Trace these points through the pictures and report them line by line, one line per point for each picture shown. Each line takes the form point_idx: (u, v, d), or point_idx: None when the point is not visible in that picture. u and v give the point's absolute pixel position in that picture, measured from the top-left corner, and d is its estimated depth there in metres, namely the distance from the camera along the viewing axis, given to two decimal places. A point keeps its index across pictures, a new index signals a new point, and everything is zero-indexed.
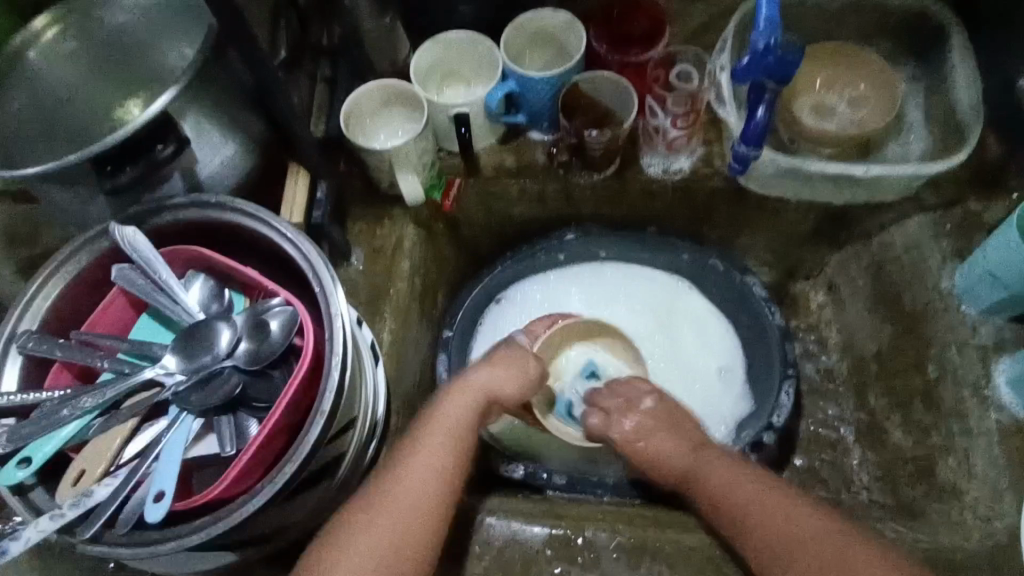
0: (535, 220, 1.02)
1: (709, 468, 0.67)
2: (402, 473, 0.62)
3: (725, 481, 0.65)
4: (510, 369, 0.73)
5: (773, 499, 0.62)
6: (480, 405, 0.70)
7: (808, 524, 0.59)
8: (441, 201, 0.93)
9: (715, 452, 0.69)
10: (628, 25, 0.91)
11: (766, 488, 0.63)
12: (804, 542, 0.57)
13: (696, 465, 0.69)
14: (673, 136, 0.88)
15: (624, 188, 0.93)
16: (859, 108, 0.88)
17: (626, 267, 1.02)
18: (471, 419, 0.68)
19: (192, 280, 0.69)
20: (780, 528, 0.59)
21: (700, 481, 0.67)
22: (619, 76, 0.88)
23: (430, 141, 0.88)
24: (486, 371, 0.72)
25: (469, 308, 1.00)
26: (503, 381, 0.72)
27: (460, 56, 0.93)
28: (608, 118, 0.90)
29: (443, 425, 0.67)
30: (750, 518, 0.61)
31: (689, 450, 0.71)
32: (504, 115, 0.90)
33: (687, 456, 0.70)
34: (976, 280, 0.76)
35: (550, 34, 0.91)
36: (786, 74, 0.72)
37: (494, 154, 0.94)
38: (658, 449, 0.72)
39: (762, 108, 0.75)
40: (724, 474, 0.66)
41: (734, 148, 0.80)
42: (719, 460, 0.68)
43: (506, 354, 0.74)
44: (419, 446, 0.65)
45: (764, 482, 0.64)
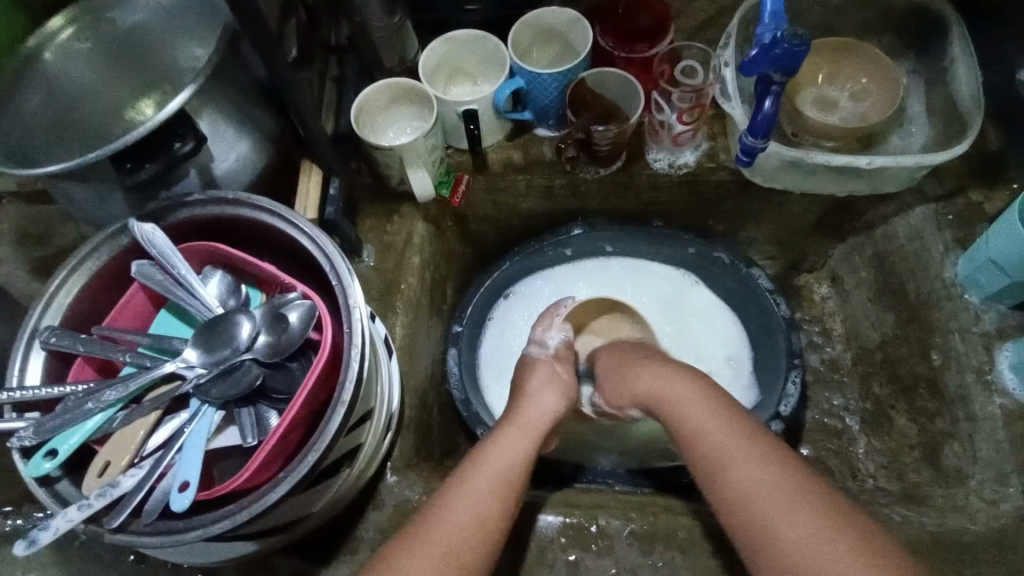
0: (542, 216, 1.04)
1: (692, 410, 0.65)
2: (467, 488, 0.64)
3: (707, 425, 0.63)
4: (552, 386, 0.78)
5: (761, 459, 0.59)
6: (539, 434, 0.72)
7: (779, 481, 0.56)
8: (450, 198, 0.95)
9: (706, 394, 0.66)
10: (632, 21, 0.92)
11: (747, 437, 0.61)
12: (781, 497, 0.55)
13: (673, 400, 0.67)
14: (678, 130, 0.90)
15: (631, 181, 0.95)
16: (860, 101, 0.90)
17: (630, 261, 1.04)
18: (520, 451, 0.69)
19: (210, 275, 0.70)
20: (755, 475, 0.57)
21: (673, 407, 0.67)
22: (624, 71, 0.89)
23: (439, 138, 0.89)
24: (536, 393, 0.76)
25: (478, 303, 1.01)
26: (552, 402, 0.75)
27: (467, 53, 0.94)
28: (615, 113, 0.91)
29: (505, 449, 0.68)
30: (722, 462, 0.60)
31: (668, 379, 0.69)
32: (511, 112, 0.92)
33: (678, 391, 0.68)
34: (980, 268, 0.77)
35: (556, 32, 0.92)
36: (793, 66, 0.72)
37: (501, 151, 0.96)
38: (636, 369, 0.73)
39: (769, 100, 0.76)
40: (706, 415, 0.64)
41: (742, 139, 0.81)
42: (711, 401, 0.65)
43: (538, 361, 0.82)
44: (475, 471, 0.65)
45: (739, 429, 0.61)
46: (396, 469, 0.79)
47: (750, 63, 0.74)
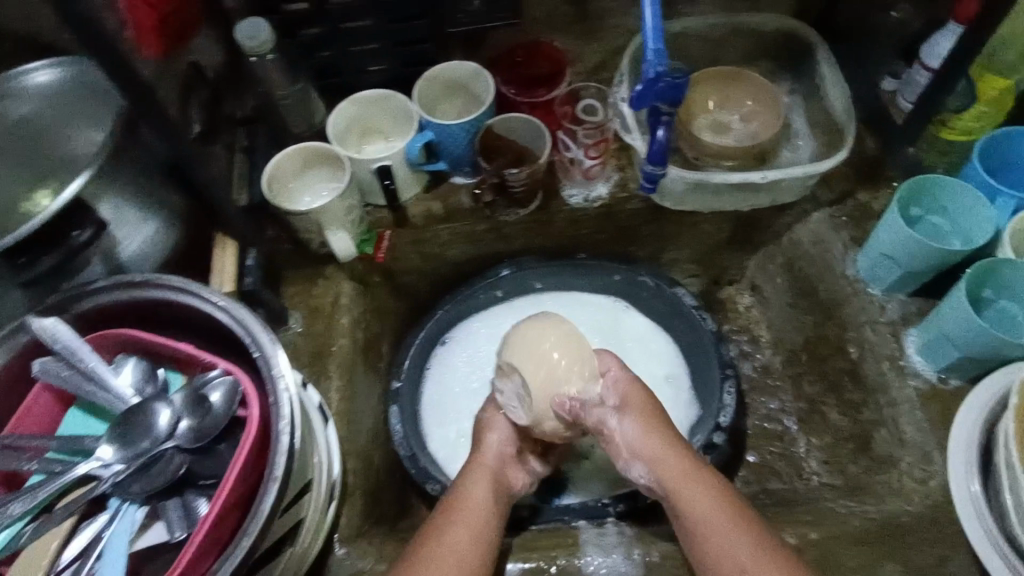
0: (470, 261, 1.04)
1: (703, 530, 0.63)
2: (446, 533, 0.64)
3: (716, 525, 0.63)
4: (504, 447, 0.77)
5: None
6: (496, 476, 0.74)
7: None
8: (374, 254, 0.95)
9: (703, 482, 0.67)
10: (530, 68, 0.95)
11: (751, 535, 0.62)
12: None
13: (687, 496, 0.66)
14: (588, 165, 0.94)
15: (550, 219, 0.97)
16: (750, 122, 0.96)
17: (563, 294, 1.05)
18: (491, 498, 0.70)
19: (122, 363, 0.67)
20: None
21: (700, 538, 0.63)
22: (528, 116, 0.92)
23: (355, 197, 0.89)
24: (486, 449, 0.76)
25: (416, 352, 0.99)
26: (503, 439, 0.78)
27: (376, 112, 0.95)
28: (525, 155, 0.93)
29: (476, 499, 0.69)
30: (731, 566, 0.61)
31: (684, 483, 0.67)
32: (426, 163, 0.93)
33: (679, 480, 0.67)
34: (875, 263, 0.84)
35: (459, 84, 0.94)
36: (678, 97, 0.75)
37: (421, 203, 0.97)
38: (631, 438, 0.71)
39: (661, 129, 0.80)
40: (711, 509, 0.64)
41: (644, 169, 0.85)
42: (724, 517, 0.63)
43: (498, 417, 0.80)
44: (459, 517, 0.66)
45: (745, 528, 0.62)
46: (345, 539, 0.76)
47: (640, 97, 0.76)
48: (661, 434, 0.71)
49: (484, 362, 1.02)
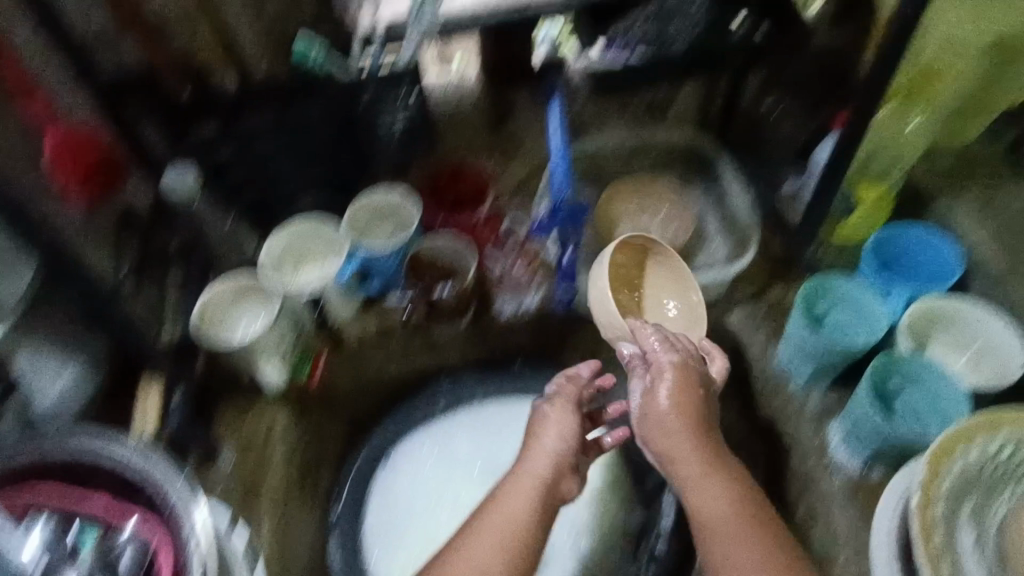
0: (407, 378, 1.04)
1: (709, 521, 0.66)
2: (472, 551, 0.67)
3: (720, 513, 0.66)
4: (560, 437, 0.77)
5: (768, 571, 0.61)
6: (546, 478, 0.73)
7: None
8: (309, 377, 0.95)
9: (715, 467, 0.69)
10: (454, 191, 0.98)
11: (751, 522, 0.65)
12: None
13: (696, 497, 0.68)
14: (516, 278, 0.99)
15: (483, 331, 1.01)
16: (668, 226, 1.00)
17: (504, 404, 1.03)
18: (529, 502, 0.71)
19: (32, 523, 0.62)
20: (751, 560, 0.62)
21: (704, 519, 0.66)
22: (454, 236, 0.96)
23: (290, 325, 0.91)
24: (540, 441, 0.76)
25: (355, 474, 0.97)
26: (553, 440, 0.76)
27: (307, 240, 0.96)
28: (453, 271, 0.97)
29: (511, 504, 0.71)
30: (724, 545, 0.64)
31: (702, 479, 0.69)
32: (358, 286, 0.95)
33: (689, 459, 0.70)
34: (795, 356, 0.87)
35: (389, 209, 0.96)
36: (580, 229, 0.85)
37: (355, 323, 0.99)
38: (659, 405, 0.72)
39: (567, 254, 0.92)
40: (716, 492, 0.68)
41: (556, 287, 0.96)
42: (724, 502, 0.67)
43: (558, 412, 0.79)
44: (491, 516, 0.70)
45: (744, 513, 0.66)
46: None
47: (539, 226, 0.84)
48: (689, 426, 0.71)
49: (428, 481, 0.99)
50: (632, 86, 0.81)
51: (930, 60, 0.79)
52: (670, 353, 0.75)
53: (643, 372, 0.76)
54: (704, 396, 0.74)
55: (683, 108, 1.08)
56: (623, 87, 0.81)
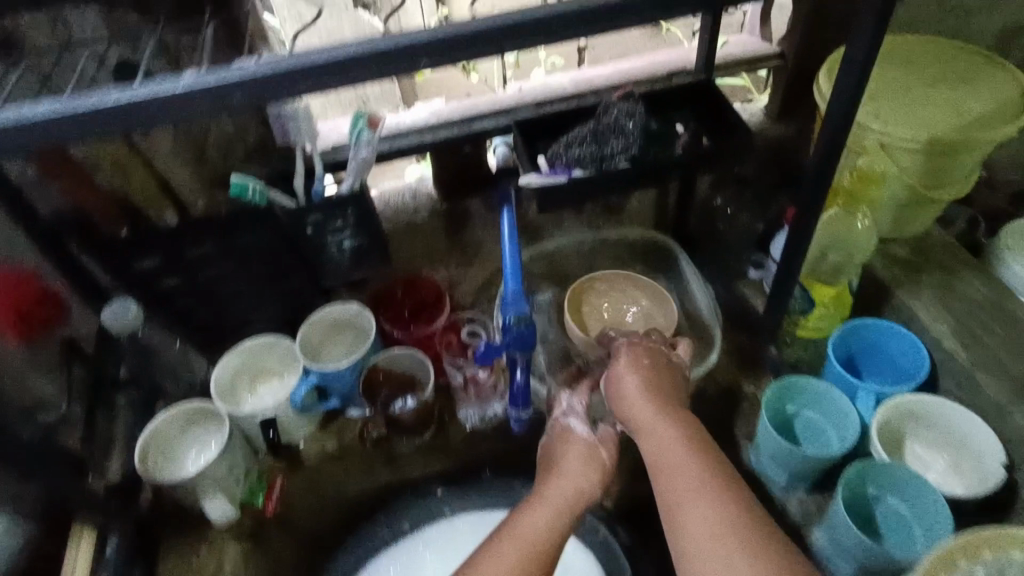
0: (371, 496, 0.98)
1: (667, 470, 0.63)
2: (484, 564, 0.64)
3: (674, 457, 0.63)
4: (579, 457, 0.75)
5: (725, 518, 0.57)
6: (570, 503, 0.71)
7: (718, 531, 0.56)
8: (264, 506, 0.89)
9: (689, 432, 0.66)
10: (412, 300, 0.97)
11: (707, 468, 0.61)
12: (722, 539, 0.56)
13: (653, 454, 0.65)
14: (479, 388, 0.94)
15: (448, 442, 0.97)
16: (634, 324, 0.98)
17: (475, 517, 0.98)
18: (553, 530, 0.68)
19: None
20: (700, 505, 0.58)
21: (661, 472, 0.63)
22: (412, 349, 0.92)
23: (239, 452, 0.86)
24: (564, 462, 0.75)
25: None
26: (585, 477, 0.73)
27: (262, 358, 0.94)
28: (413, 383, 0.94)
29: (528, 524, 0.68)
30: (675, 497, 0.60)
31: (652, 426, 0.67)
32: (314, 404, 0.91)
33: (648, 416, 0.68)
34: (767, 463, 0.83)
35: (345, 322, 0.95)
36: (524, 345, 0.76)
37: (314, 442, 0.95)
38: (625, 385, 0.72)
39: (519, 372, 0.80)
40: (668, 439, 0.65)
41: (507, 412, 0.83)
42: (676, 447, 0.64)
43: (570, 438, 0.78)
44: (501, 535, 0.67)
45: (701, 462, 0.62)
46: None
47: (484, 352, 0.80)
48: (666, 405, 0.69)
49: None
50: (579, 203, 0.79)
51: (865, 164, 0.81)
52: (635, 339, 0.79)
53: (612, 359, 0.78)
54: (654, 367, 0.74)
55: (639, 203, 1.08)
56: (568, 205, 0.79)
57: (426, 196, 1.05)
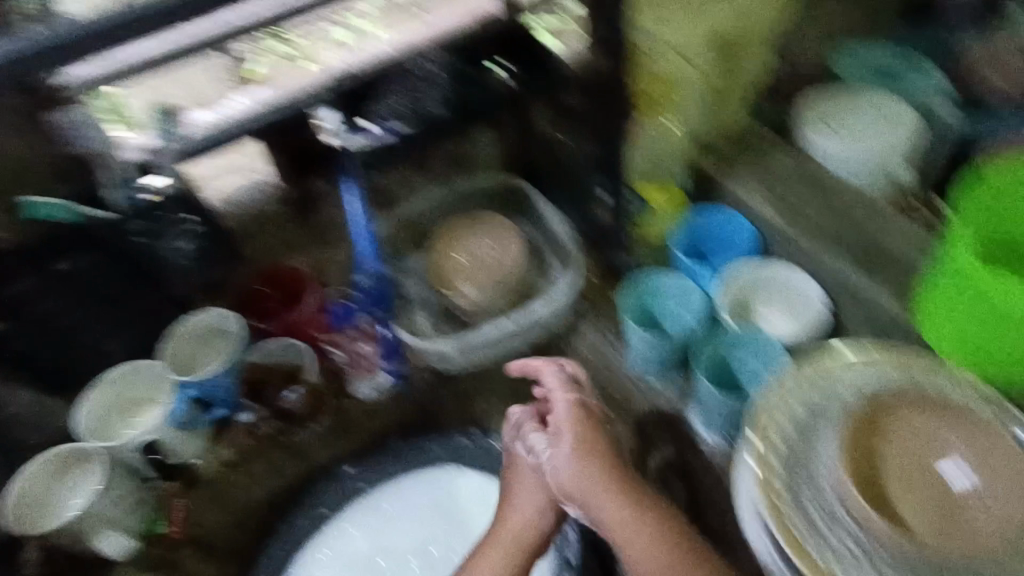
0: (284, 493, 0.98)
1: (632, 540, 0.72)
2: None
3: (638, 544, 0.72)
4: (529, 492, 0.80)
5: (665, 541, 0.72)
6: (523, 544, 0.78)
7: (669, 559, 0.71)
8: (169, 530, 0.88)
9: (614, 474, 0.75)
10: (274, 292, 0.96)
11: (660, 532, 0.73)
12: (665, 560, 0.71)
13: (591, 486, 0.75)
14: (365, 360, 0.95)
15: (348, 420, 0.98)
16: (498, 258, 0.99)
17: (393, 486, 0.99)
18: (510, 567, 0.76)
19: None
20: (653, 552, 0.71)
21: (625, 543, 0.73)
22: (285, 338, 0.94)
23: (125, 483, 0.83)
24: (522, 495, 0.80)
25: None
26: (535, 510, 0.80)
27: (131, 386, 0.89)
28: (294, 372, 0.94)
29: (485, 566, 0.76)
30: (611, 527, 0.74)
31: (593, 482, 0.75)
32: (197, 419, 0.89)
33: (601, 486, 0.75)
34: (646, 360, 0.91)
35: (210, 329, 0.91)
36: (382, 299, 0.92)
37: (209, 457, 0.92)
38: (561, 464, 0.77)
39: (387, 329, 0.93)
40: (607, 501, 0.74)
41: (381, 365, 0.95)
42: (630, 515, 0.73)
43: (515, 473, 0.82)
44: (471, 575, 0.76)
45: (629, 496, 0.74)
46: None
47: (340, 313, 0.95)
48: (589, 440, 0.78)
49: None
50: (399, 150, 0.92)
51: (655, 70, 0.88)
52: (609, 436, 0.79)
53: (548, 432, 0.81)
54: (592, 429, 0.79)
55: (485, 152, 1.11)
56: (391, 153, 0.93)
57: (270, 188, 1.02)
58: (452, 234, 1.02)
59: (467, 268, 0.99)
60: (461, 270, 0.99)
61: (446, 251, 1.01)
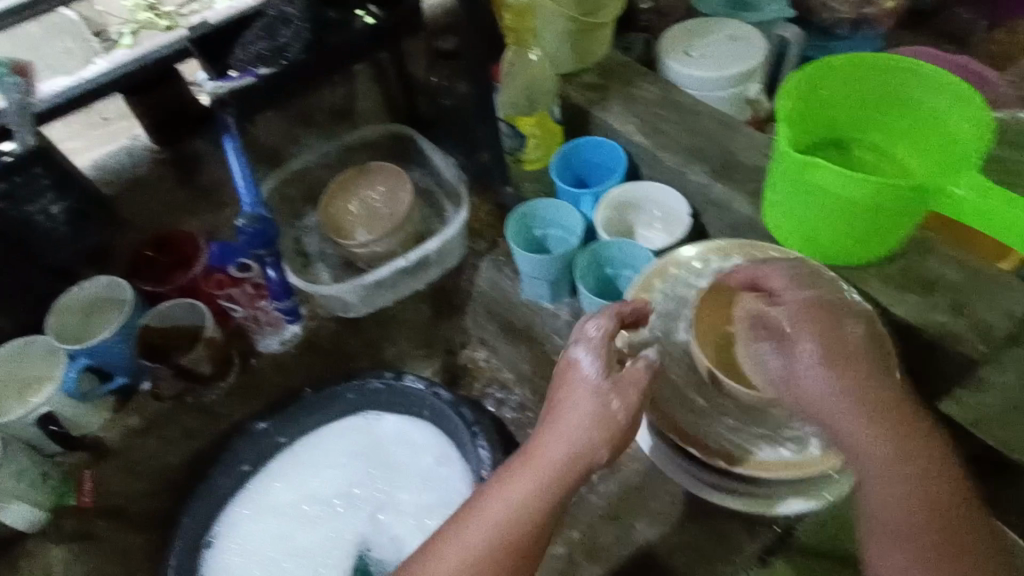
0: (201, 455, 0.99)
1: (911, 499, 0.63)
2: (470, 528, 0.64)
3: (897, 501, 0.63)
4: (578, 416, 0.66)
5: (938, 541, 0.61)
6: (555, 477, 0.64)
7: (940, 548, 0.61)
8: (79, 501, 0.89)
9: (886, 408, 0.64)
10: (164, 256, 0.96)
11: (945, 506, 0.63)
12: (941, 559, 0.61)
13: (866, 449, 0.64)
14: (265, 317, 0.98)
15: (256, 377, 0.99)
16: (388, 202, 1.02)
17: (310, 437, 1.03)
18: (544, 500, 0.64)
19: None
20: (892, 520, 0.63)
21: (887, 490, 0.63)
22: (179, 300, 0.92)
23: (25, 458, 0.83)
24: (565, 421, 0.66)
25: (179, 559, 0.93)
26: (592, 450, 0.65)
27: (20, 364, 0.88)
28: (193, 334, 0.93)
29: (517, 491, 0.65)
30: (836, 422, 0.64)
31: (876, 440, 0.64)
32: (96, 389, 0.88)
33: (885, 440, 0.64)
34: (535, 283, 0.96)
35: (99, 300, 0.91)
36: (267, 241, 0.88)
37: (114, 427, 0.91)
38: (852, 432, 0.64)
39: (272, 270, 0.92)
40: (881, 444, 0.64)
41: (272, 305, 0.96)
42: (929, 481, 0.63)
43: (577, 393, 0.67)
44: (499, 487, 0.66)
45: (909, 452, 0.64)
46: None
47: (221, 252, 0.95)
48: (844, 355, 0.66)
49: (260, 542, 0.96)
50: (272, 99, 0.88)
51: None
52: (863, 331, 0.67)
53: (778, 342, 0.68)
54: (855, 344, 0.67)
55: (368, 101, 1.11)
56: (264, 103, 0.88)
57: (143, 152, 1.00)
58: (343, 185, 1.04)
59: (361, 214, 1.02)
60: (354, 218, 1.01)
61: (339, 201, 1.03)
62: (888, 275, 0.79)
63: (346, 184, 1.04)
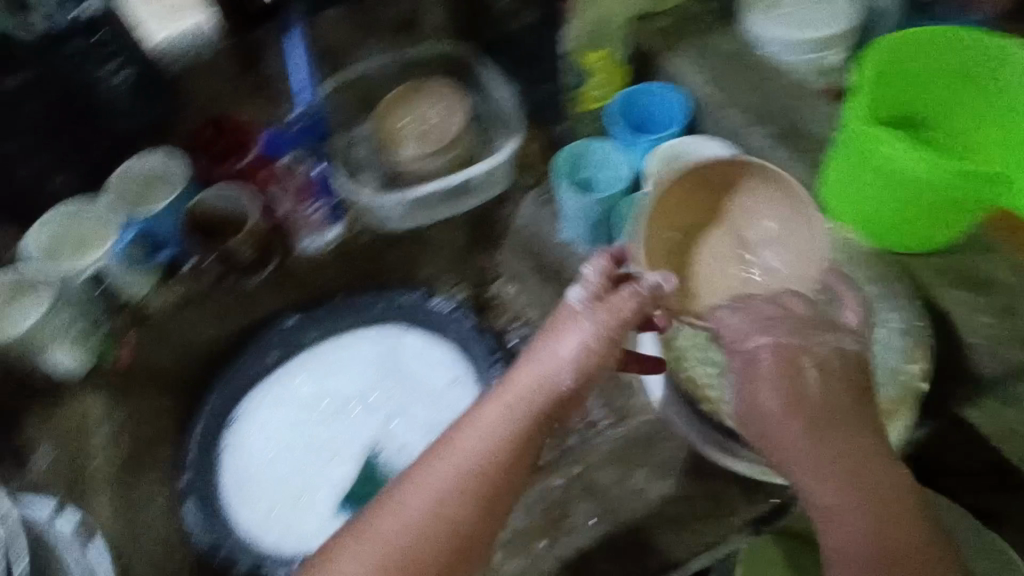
0: (234, 338, 1.05)
1: (862, 530, 0.57)
2: (460, 446, 0.62)
3: (857, 534, 0.57)
4: (577, 337, 0.65)
5: None
6: (543, 398, 0.64)
7: None
8: (118, 360, 0.94)
9: (842, 439, 0.61)
10: (222, 143, 0.99)
11: (910, 550, 0.57)
12: None
13: (826, 464, 0.60)
14: (310, 216, 1.00)
15: (293, 272, 1.02)
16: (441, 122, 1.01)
17: (335, 339, 1.07)
18: (529, 419, 0.63)
19: None
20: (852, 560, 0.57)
21: (842, 523, 0.58)
22: (228, 184, 0.95)
23: (76, 308, 0.89)
24: (559, 345, 0.65)
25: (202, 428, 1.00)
26: (574, 371, 0.64)
27: (81, 223, 0.92)
28: (237, 221, 0.97)
29: (501, 408, 0.63)
30: (799, 479, 0.61)
31: (832, 463, 0.60)
32: (145, 257, 0.93)
33: (841, 455, 0.60)
34: (575, 224, 0.98)
35: (157, 174, 0.95)
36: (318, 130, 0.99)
37: (158, 295, 0.95)
38: (800, 445, 0.61)
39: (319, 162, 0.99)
40: (832, 466, 0.60)
41: (315, 198, 1.00)
42: (887, 509, 0.58)
43: (575, 316, 0.66)
44: (487, 408, 0.64)
45: (873, 496, 0.59)
46: None
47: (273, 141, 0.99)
48: (800, 390, 0.63)
49: (275, 426, 1.01)
50: None
51: None
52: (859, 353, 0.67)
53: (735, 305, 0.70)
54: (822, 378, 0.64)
55: None
56: None
57: None
58: (402, 99, 1.03)
59: (420, 129, 1.02)
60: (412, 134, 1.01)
61: (397, 115, 1.03)
62: (956, 269, 0.81)
63: (406, 98, 1.03)
